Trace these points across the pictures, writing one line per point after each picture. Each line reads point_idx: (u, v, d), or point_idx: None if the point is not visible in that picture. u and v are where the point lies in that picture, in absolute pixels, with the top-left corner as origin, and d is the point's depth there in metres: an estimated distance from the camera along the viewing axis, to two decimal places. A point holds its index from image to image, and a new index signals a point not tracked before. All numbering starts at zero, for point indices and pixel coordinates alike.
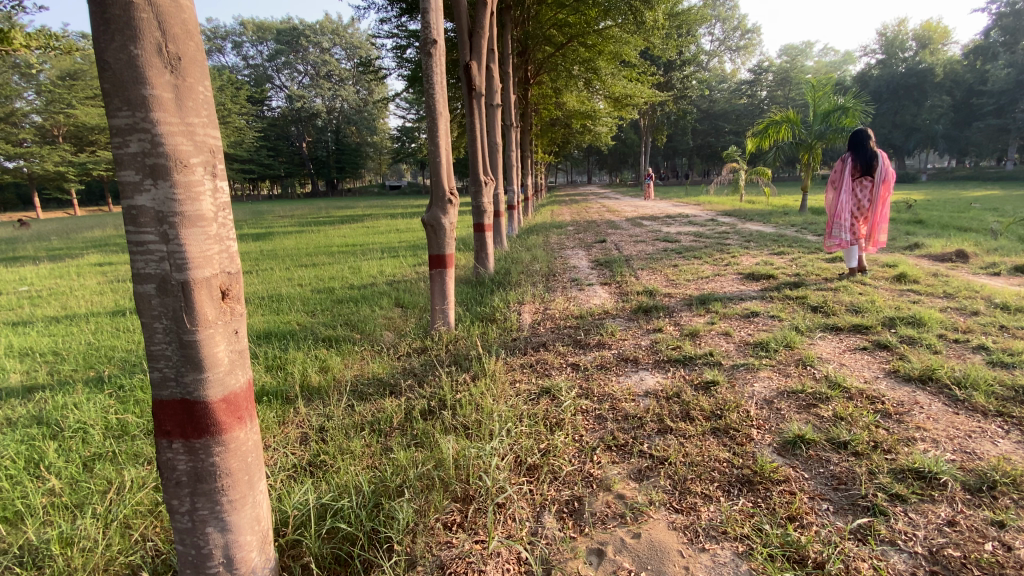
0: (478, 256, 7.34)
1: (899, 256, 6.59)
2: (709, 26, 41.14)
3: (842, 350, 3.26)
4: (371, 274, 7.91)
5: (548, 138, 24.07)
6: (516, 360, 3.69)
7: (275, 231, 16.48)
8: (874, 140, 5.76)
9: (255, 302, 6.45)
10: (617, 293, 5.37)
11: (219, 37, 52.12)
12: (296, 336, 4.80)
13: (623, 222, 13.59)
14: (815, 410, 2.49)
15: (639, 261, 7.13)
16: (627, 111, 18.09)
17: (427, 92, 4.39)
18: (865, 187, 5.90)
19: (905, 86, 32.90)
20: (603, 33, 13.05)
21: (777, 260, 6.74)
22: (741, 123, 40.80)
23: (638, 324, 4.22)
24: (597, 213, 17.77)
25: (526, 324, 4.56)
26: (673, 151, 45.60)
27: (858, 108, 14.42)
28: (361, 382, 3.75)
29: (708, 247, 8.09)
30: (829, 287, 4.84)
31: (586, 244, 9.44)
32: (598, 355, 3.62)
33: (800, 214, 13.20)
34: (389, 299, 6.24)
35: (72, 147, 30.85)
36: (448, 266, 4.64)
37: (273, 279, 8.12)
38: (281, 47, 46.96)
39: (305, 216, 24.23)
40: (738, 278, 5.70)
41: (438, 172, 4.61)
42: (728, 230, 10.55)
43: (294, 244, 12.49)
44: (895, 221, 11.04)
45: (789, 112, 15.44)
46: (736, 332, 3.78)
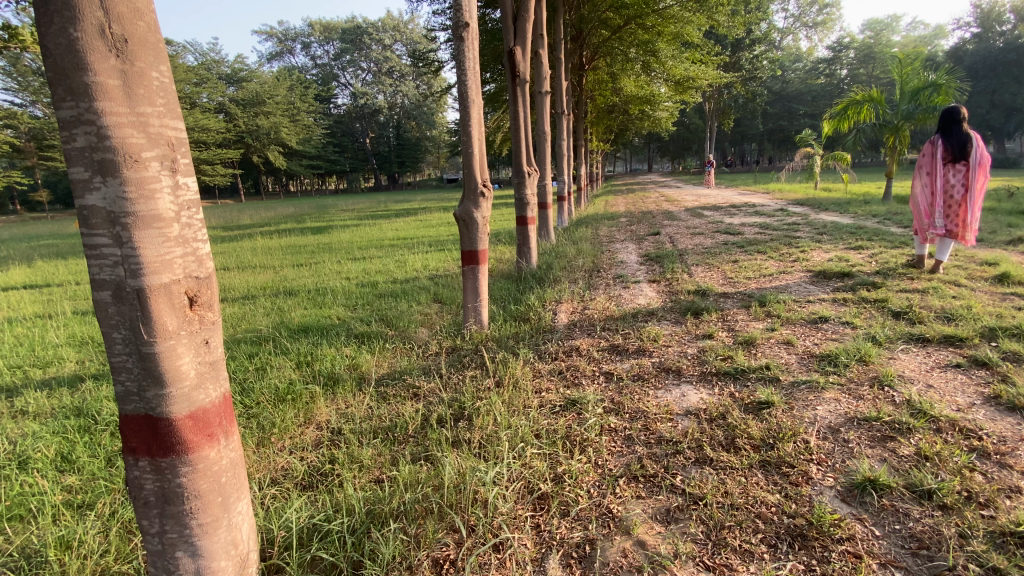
0: (521, 250, 7.09)
1: (1006, 251, 5.66)
2: (783, 1, 38.29)
3: (930, 368, 2.73)
4: (415, 268, 7.88)
5: (604, 125, 23.30)
6: (545, 366, 3.42)
7: (334, 224, 17.02)
8: (967, 120, 5.04)
9: (301, 295, 6.56)
10: (665, 292, 4.94)
11: (290, 39, 54.88)
12: (331, 331, 4.78)
13: (681, 213, 12.87)
14: (891, 445, 2.05)
15: (694, 256, 6.60)
16: (689, 95, 17.10)
17: (460, 79, 4.18)
18: (958, 173, 5.13)
19: (1004, 62, 28.97)
20: (663, 13, 12.33)
21: (852, 255, 6.02)
22: (817, 105, 37.86)
23: (685, 328, 3.81)
24: (655, 203, 16.96)
25: (561, 325, 4.26)
26: (741, 136, 43.03)
27: (953, 85, 12.89)
28: (385, 382, 3.62)
29: (774, 240, 7.39)
30: (916, 289, 4.18)
31: (638, 237, 8.93)
32: (636, 363, 3.28)
33: (882, 203, 11.96)
34: (428, 294, 6.13)
35: None
36: (481, 263, 4.44)
37: (323, 271, 8.31)
38: (346, 46, 48.80)
39: (365, 209, 25.04)
40: (807, 275, 5.08)
41: (470, 163, 4.35)
42: (798, 221, 9.66)
43: (349, 237, 12.82)
44: (999, 210, 9.68)
45: (873, 90, 13.95)
46: (800, 341, 3.29)
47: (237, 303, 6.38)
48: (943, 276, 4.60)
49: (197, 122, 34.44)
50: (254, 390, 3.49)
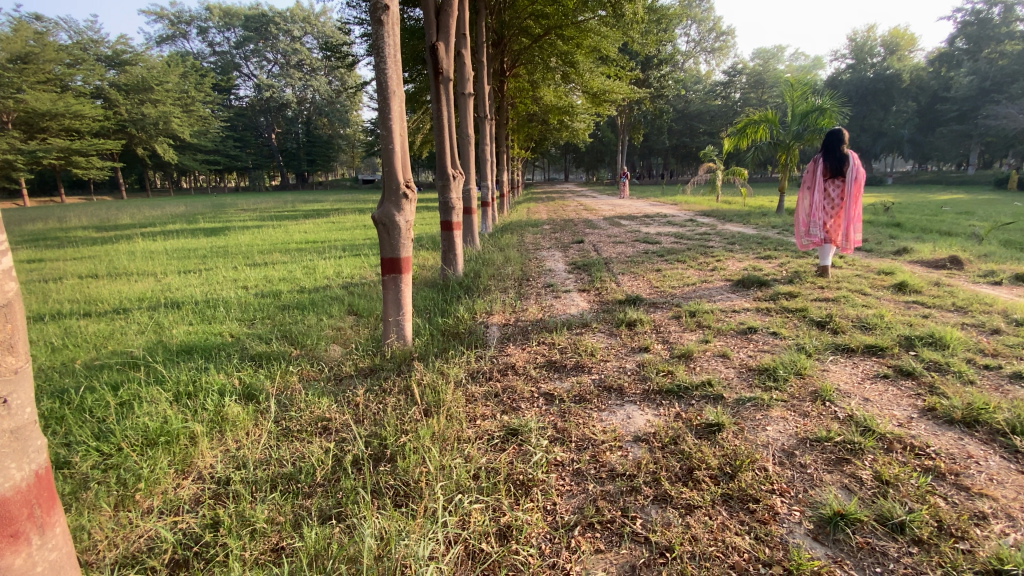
0: (446, 256, 6.71)
1: (891, 261, 6.26)
2: (686, 26, 41.26)
3: (862, 380, 2.77)
4: (326, 275, 7.19)
5: (524, 133, 23.48)
6: (478, 388, 3.08)
7: (232, 225, 15.42)
8: (845, 141, 5.40)
9: (189, 308, 5.68)
10: (596, 302, 4.79)
11: (182, 22, 49.87)
12: (223, 351, 4.11)
13: (601, 221, 13.17)
14: (848, 469, 1.98)
15: (619, 264, 6.60)
16: (605, 107, 17.66)
17: (379, 66, 3.72)
18: (836, 188, 5.57)
19: (873, 91, 33.72)
20: (581, 26, 12.53)
21: (764, 264, 6.32)
22: (715, 124, 41.23)
23: (621, 340, 3.65)
24: (575, 211, 17.29)
25: (493, 339, 3.94)
26: (649, 150, 45.72)
27: (836, 110, 14.34)
28: (288, 415, 3.09)
29: (691, 249, 7.64)
30: (829, 298, 4.39)
31: (563, 245, 8.88)
32: (576, 381, 3.04)
33: (778, 215, 13.06)
34: (341, 305, 5.53)
35: (20, 134, 28.99)
36: (403, 271, 4.00)
37: (216, 279, 7.34)
38: (249, 34, 45.31)
39: (270, 210, 23.09)
40: (728, 284, 5.21)
41: (390, 162, 3.89)
42: (708, 230, 10.18)
43: (249, 240, 11.60)
44: (873, 223, 10.91)
45: (767, 111, 15.26)
46: (734, 352, 3.24)
47: (104, 319, 5.35)
48: (850, 285, 4.90)
49: (71, 108, 30.23)
50: (116, 432, 2.81)
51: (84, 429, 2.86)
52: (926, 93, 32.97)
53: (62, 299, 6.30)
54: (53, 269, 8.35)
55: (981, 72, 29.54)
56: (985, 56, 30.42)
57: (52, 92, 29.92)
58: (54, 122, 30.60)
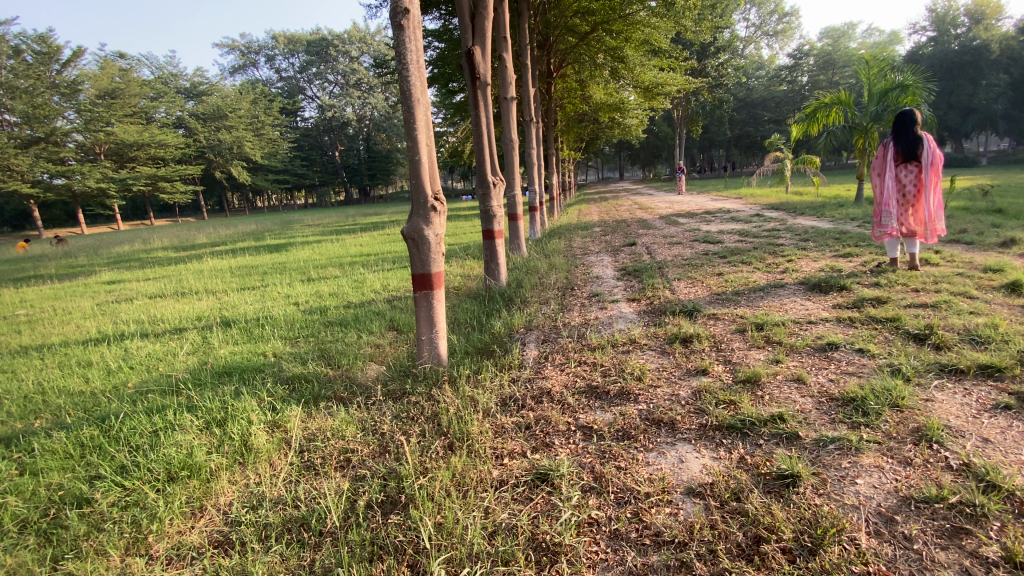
0: (488, 266, 6.50)
1: (998, 254, 5.35)
2: (744, 11, 39.20)
3: (980, 412, 2.20)
4: (372, 289, 7.20)
5: (575, 134, 23.05)
6: (508, 418, 2.77)
7: (294, 240, 16.15)
8: (919, 122, 5.07)
9: (240, 326, 5.80)
10: (647, 314, 4.34)
11: (252, 52, 53.63)
12: (261, 374, 4.08)
13: (656, 220, 12.51)
14: (971, 546, 1.51)
15: (675, 269, 6.08)
16: (658, 101, 16.90)
17: (402, 73, 3.52)
18: (909, 173, 5.20)
19: (959, 64, 30.27)
20: (629, 19, 12.01)
21: (843, 263, 5.57)
22: (781, 111, 38.70)
23: (674, 361, 3.21)
24: (629, 211, 16.59)
25: (530, 359, 3.61)
26: (710, 143, 43.66)
27: (919, 86, 12.80)
28: (311, 445, 2.95)
29: (757, 248, 6.96)
30: (925, 303, 3.72)
31: (613, 248, 8.41)
32: (619, 413, 2.66)
33: (856, 205, 11.86)
34: (382, 321, 5.41)
35: (113, 164, 32.24)
36: (435, 288, 3.78)
37: (270, 295, 7.57)
38: (312, 58, 48.01)
39: (331, 224, 24.02)
40: (800, 289, 4.59)
41: (417, 174, 3.68)
42: (777, 226, 9.31)
43: (306, 255, 12.02)
44: (971, 210, 9.57)
45: (840, 93, 13.90)
46: (812, 377, 2.73)
47: (162, 340, 5.56)
48: (951, 286, 4.15)
49: (154, 137, 33.34)
50: (141, 465, 2.79)
51: (113, 461, 2.87)
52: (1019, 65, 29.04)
53: (132, 320, 6.69)
54: (129, 290, 9.00)
55: None
56: None
57: (137, 125, 33.24)
58: (142, 152, 33.87)
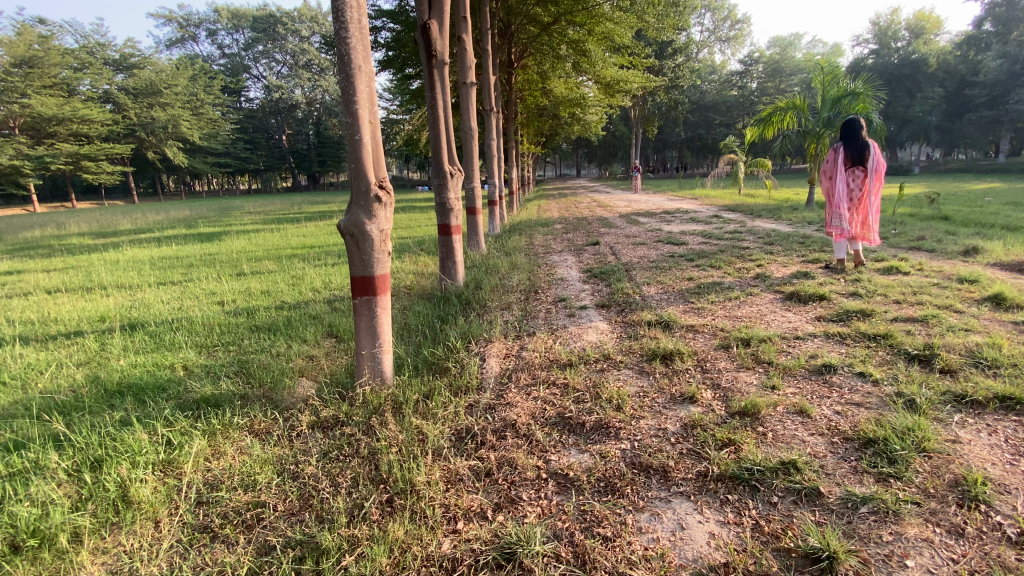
0: (444, 265, 5.94)
1: (963, 264, 5.29)
2: (699, 15, 40.11)
3: (1018, 457, 1.89)
4: (312, 287, 6.47)
5: (534, 127, 22.60)
6: (463, 462, 2.25)
7: (231, 229, 14.84)
8: (865, 129, 5.43)
9: (149, 330, 4.96)
10: (619, 323, 3.91)
11: (191, 25, 49.96)
12: (161, 396, 3.37)
13: (617, 218, 12.29)
14: None
15: (642, 272, 5.73)
16: (619, 98, 16.68)
17: (340, 33, 2.91)
18: (857, 178, 5.54)
19: (898, 77, 32.34)
20: (593, 11, 11.61)
21: (815, 270, 5.36)
22: (731, 115, 39.92)
23: (655, 384, 2.79)
24: (589, 209, 16.38)
25: (490, 379, 3.08)
26: (664, 143, 44.51)
27: (870, 94, 13.18)
28: (214, 497, 2.34)
29: (724, 251, 6.72)
30: (912, 317, 3.50)
31: (576, 247, 8.01)
32: (598, 454, 2.20)
33: (809, 210, 12.06)
34: (319, 326, 4.73)
35: (27, 139, 29.14)
36: (379, 294, 3.19)
37: (191, 292, 6.67)
38: (258, 35, 45.28)
39: (274, 212, 22.43)
40: (779, 298, 4.29)
41: (358, 158, 3.06)
42: (738, 228, 9.23)
43: (241, 245, 10.94)
44: (919, 216, 9.89)
45: (795, 98, 14.17)
46: (816, 408, 2.37)
47: (48, 346, 4.66)
48: (930, 298, 3.98)
49: (77, 112, 30.31)
50: None
51: None
52: (953, 78, 31.29)
53: (19, 320, 5.66)
54: (20, 284, 7.74)
55: (1010, 55, 27.20)
56: (1014, 38, 27.99)
57: (59, 97, 30.30)
58: (63, 127, 30.83)
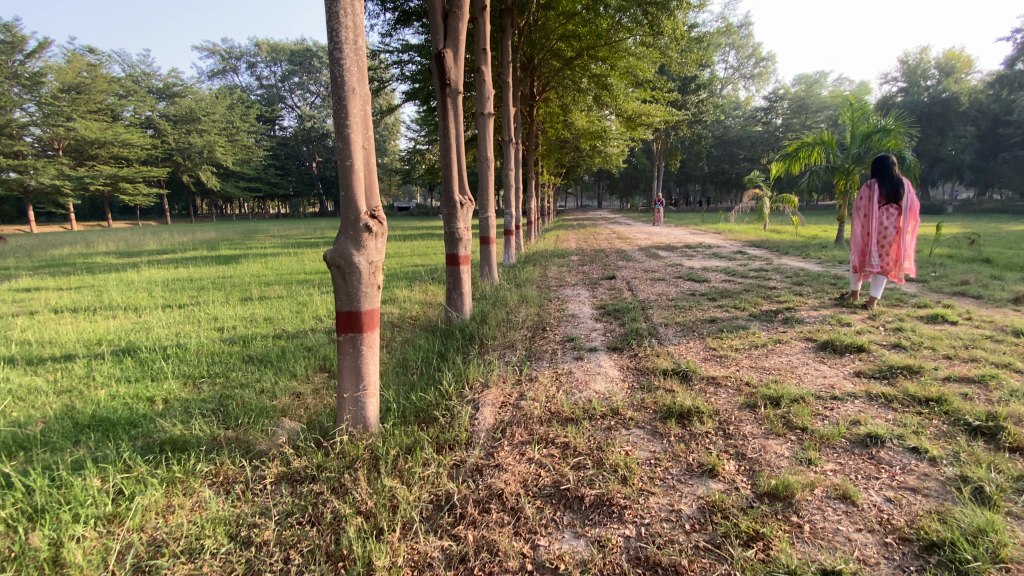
0: (450, 296, 5.67)
1: (1016, 313, 4.80)
2: (723, 52, 40.43)
3: None
4: (315, 315, 6.28)
5: (555, 159, 22.66)
6: (436, 542, 1.92)
7: (250, 253, 14.97)
8: (900, 167, 5.22)
9: (139, 357, 4.77)
10: (630, 370, 3.55)
11: (232, 57, 52.49)
12: (130, 434, 3.12)
13: (636, 252, 11.98)
14: None
15: (660, 311, 5.37)
16: (641, 131, 16.58)
17: (333, 54, 2.74)
18: (891, 216, 5.26)
19: (929, 115, 31.57)
20: (616, 46, 11.59)
21: (849, 315, 4.92)
22: (755, 150, 39.62)
23: (670, 450, 2.40)
24: (608, 240, 16.10)
25: (482, 433, 2.74)
26: (687, 177, 44.35)
27: (901, 131, 12.77)
28: (152, 565, 2.03)
29: (749, 291, 6.32)
30: (967, 377, 3.05)
31: (591, 281, 7.70)
32: (596, 542, 1.84)
33: (839, 247, 11.57)
34: (312, 359, 4.48)
35: (70, 161, 30.51)
36: (365, 331, 2.90)
37: (194, 317, 6.53)
38: (294, 68, 47.32)
39: (295, 237, 22.73)
40: (810, 347, 3.87)
41: (349, 186, 2.84)
42: (763, 266, 8.82)
43: (256, 269, 10.92)
44: (958, 258, 9.34)
45: (822, 133, 13.84)
46: (863, 493, 1.96)
47: (38, 370, 4.51)
48: (986, 352, 3.51)
49: (118, 137, 31.69)
50: None
51: None
52: (986, 117, 30.58)
53: (18, 340, 5.55)
54: (31, 302, 7.73)
55: None
56: None
57: (102, 122, 31.80)
58: (104, 150, 32.27)
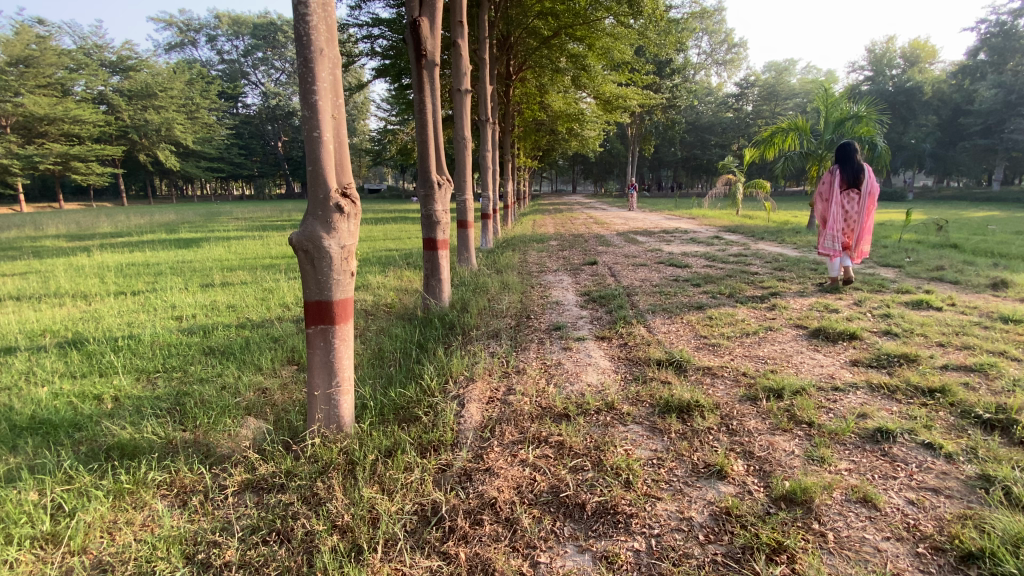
0: (428, 283, 5.39)
1: (995, 299, 4.84)
2: (697, 38, 40.48)
3: None
4: (283, 303, 5.91)
5: (531, 141, 22.29)
6: (424, 563, 1.71)
7: (212, 236, 14.22)
8: (860, 153, 5.20)
9: (86, 349, 4.35)
10: (622, 361, 3.37)
11: (190, 29, 49.72)
12: (71, 440, 2.77)
13: (614, 236, 11.88)
14: None
15: (646, 297, 5.23)
16: (618, 115, 16.39)
17: (298, 8, 2.39)
18: (852, 201, 5.24)
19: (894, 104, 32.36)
20: (595, 25, 11.30)
21: (836, 300, 4.87)
22: (727, 137, 40.05)
23: (674, 449, 2.24)
24: (586, 225, 15.98)
25: (468, 433, 2.53)
26: (660, 162, 44.61)
27: (873, 118, 12.96)
28: None
29: (732, 276, 6.24)
30: (964, 365, 3.00)
31: (572, 267, 7.51)
32: (602, 558, 1.66)
33: (812, 233, 11.72)
34: (280, 351, 4.16)
35: (17, 138, 28.53)
36: (336, 323, 2.62)
37: (149, 305, 6.05)
38: (258, 42, 45.18)
39: (261, 220, 21.80)
40: (802, 335, 3.78)
41: (317, 161, 2.53)
42: (742, 251, 8.81)
43: (217, 254, 10.32)
44: (927, 243, 9.56)
45: (797, 119, 13.92)
46: (884, 495, 1.83)
47: None
48: (977, 339, 3.48)
49: (69, 113, 29.73)
50: None
51: None
52: (948, 106, 31.44)
53: None
54: None
55: (1006, 84, 27.33)
56: (1009, 69, 28.19)
57: (51, 97, 29.81)
58: (54, 127, 30.27)
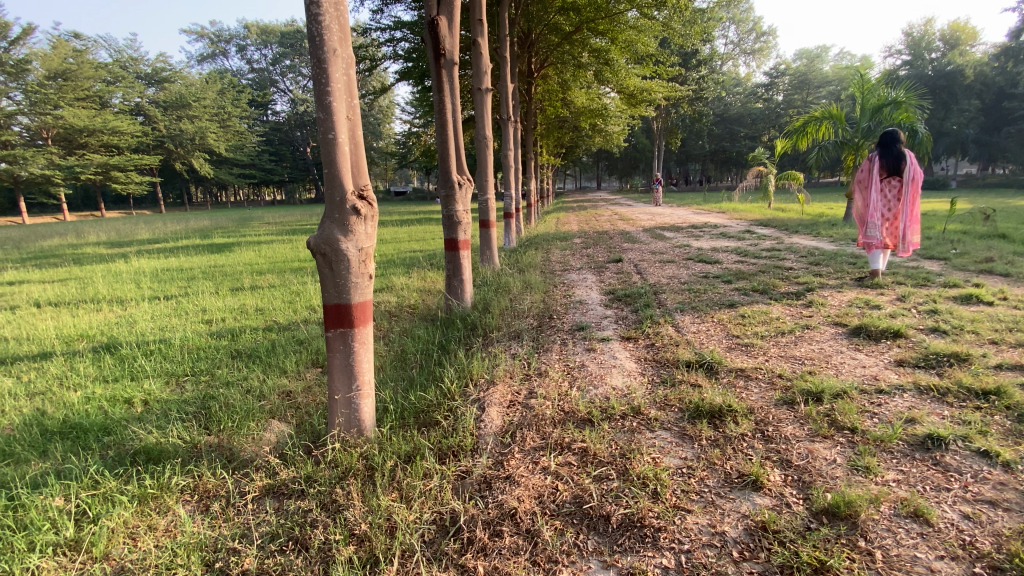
0: (450, 283, 5.34)
1: None
2: (724, 27, 39.42)
3: None
4: (308, 305, 5.97)
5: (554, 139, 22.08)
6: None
7: (243, 240, 14.57)
8: (901, 137, 4.90)
9: (119, 353, 4.47)
10: (649, 362, 3.25)
11: (221, 40, 51.23)
12: (100, 444, 2.82)
13: (640, 233, 11.63)
14: None
15: (674, 295, 5.05)
16: (643, 109, 16.06)
17: (311, 8, 2.36)
18: (893, 188, 4.97)
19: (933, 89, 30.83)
20: (617, 17, 11.06)
21: (877, 296, 4.60)
22: (756, 128, 38.87)
23: (703, 456, 2.12)
24: (610, 222, 15.72)
25: (489, 437, 2.46)
26: (687, 156, 43.62)
27: (913, 103, 12.31)
28: None
29: (765, 272, 5.98)
30: (1022, 365, 2.76)
31: (597, 265, 7.36)
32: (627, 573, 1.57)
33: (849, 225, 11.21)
34: (304, 354, 4.17)
35: (60, 150, 29.90)
36: (356, 326, 2.59)
37: (181, 309, 6.20)
38: (285, 50, 46.20)
39: (290, 223, 22.27)
40: (842, 333, 3.56)
41: (334, 163, 2.50)
42: (775, 245, 8.46)
43: (247, 258, 10.55)
44: (975, 234, 9.00)
45: (831, 107, 13.34)
46: (936, 509, 1.67)
47: (11, 369, 4.21)
48: None
49: (107, 125, 31.00)
50: None
51: None
52: (992, 90, 29.79)
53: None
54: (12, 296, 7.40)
55: None
56: None
57: (91, 109, 31.11)
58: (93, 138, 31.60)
